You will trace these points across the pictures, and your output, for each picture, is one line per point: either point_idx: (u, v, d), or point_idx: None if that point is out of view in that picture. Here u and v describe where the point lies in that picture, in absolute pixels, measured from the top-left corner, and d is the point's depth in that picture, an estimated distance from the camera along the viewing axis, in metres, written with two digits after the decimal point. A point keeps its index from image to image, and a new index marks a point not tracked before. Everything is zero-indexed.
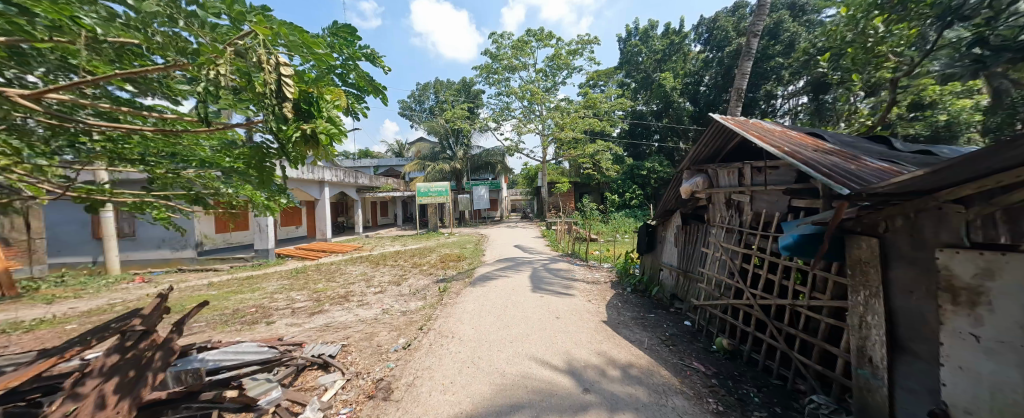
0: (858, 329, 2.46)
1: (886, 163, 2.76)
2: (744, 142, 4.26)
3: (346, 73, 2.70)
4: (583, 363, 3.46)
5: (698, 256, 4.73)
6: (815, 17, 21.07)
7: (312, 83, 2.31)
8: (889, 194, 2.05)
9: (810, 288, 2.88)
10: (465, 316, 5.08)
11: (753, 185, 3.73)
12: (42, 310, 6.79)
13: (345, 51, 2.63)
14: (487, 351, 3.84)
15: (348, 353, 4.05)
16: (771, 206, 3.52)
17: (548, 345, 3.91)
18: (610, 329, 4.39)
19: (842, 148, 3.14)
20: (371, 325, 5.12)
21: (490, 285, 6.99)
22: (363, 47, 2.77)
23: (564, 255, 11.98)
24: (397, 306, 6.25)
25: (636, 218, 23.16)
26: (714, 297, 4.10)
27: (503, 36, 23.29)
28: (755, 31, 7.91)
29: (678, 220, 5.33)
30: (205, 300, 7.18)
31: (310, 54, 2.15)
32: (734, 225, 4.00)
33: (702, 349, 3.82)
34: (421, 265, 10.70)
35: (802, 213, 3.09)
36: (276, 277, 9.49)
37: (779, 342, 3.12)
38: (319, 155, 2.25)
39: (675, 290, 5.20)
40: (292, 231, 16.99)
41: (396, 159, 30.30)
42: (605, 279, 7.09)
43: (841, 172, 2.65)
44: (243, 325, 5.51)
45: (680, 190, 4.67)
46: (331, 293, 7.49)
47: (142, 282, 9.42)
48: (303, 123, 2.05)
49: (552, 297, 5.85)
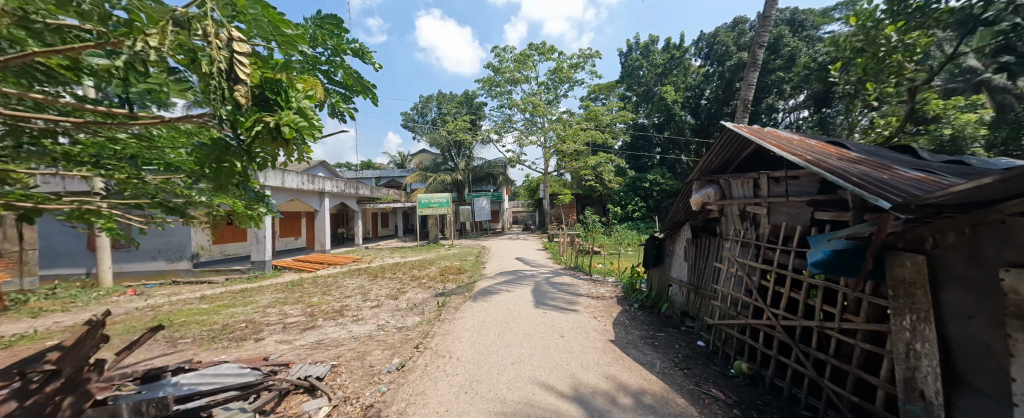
0: (904, 358, 2.20)
1: (922, 173, 2.54)
2: (759, 152, 4.07)
3: (332, 70, 2.62)
4: (591, 389, 3.18)
5: (711, 271, 4.48)
6: (814, 32, 21.24)
7: (281, 70, 2.11)
8: (944, 206, 1.82)
9: (841, 309, 2.64)
10: (464, 334, 4.81)
11: (771, 197, 3.51)
12: (26, 324, 6.54)
13: (330, 44, 2.54)
14: (486, 374, 3.55)
15: (338, 375, 3.78)
16: (791, 219, 3.29)
17: (552, 367, 3.63)
18: (618, 350, 4.11)
19: (869, 156, 2.93)
20: (364, 343, 4.85)
21: (491, 300, 6.72)
22: (352, 42, 2.70)
23: (566, 268, 11.70)
24: (393, 322, 5.97)
25: (638, 230, 22.88)
26: (730, 316, 3.85)
27: (505, 50, 23.53)
28: (760, 42, 7.77)
29: (688, 233, 5.10)
30: (195, 314, 6.91)
31: (278, 35, 1.99)
32: (750, 239, 3.77)
33: (719, 373, 3.55)
34: (420, 278, 10.45)
35: (828, 226, 2.87)
36: (270, 290, 9.24)
37: (806, 368, 2.85)
38: (290, 154, 1.96)
39: (686, 308, 4.94)
40: (290, 242, 16.77)
41: (397, 170, 30.28)
42: (611, 295, 6.82)
43: (874, 181, 2.42)
44: (231, 341, 5.25)
45: (691, 201, 4.45)
46: (325, 308, 7.23)
47: (133, 295, 9.17)
48: (266, 115, 1.77)
49: (556, 314, 5.56)
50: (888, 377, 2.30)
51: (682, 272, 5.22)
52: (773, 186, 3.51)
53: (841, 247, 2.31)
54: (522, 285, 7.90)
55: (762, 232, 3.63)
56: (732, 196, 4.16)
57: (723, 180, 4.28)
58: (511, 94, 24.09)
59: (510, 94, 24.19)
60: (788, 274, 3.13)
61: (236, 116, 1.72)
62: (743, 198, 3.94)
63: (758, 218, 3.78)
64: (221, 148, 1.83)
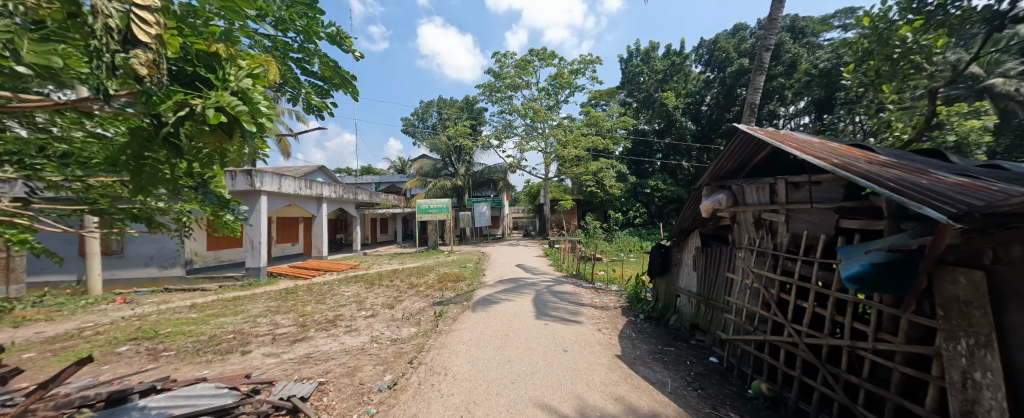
0: (959, 389, 1.94)
1: (963, 178, 2.31)
2: (774, 156, 3.85)
3: (308, 59, 2.76)
4: (599, 413, 2.92)
5: (722, 282, 4.24)
6: (815, 39, 21.22)
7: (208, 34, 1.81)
8: (1013, 216, 1.60)
9: (875, 327, 2.40)
10: (461, 347, 4.55)
11: (790, 203, 3.27)
12: (5, 334, 6.27)
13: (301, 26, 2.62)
14: (483, 395, 3.29)
15: (325, 394, 3.51)
16: (813, 228, 3.06)
17: (556, 388, 3.36)
18: (626, 367, 3.84)
19: (900, 160, 2.69)
20: (356, 357, 4.59)
21: (490, 310, 6.46)
22: (325, 27, 2.79)
23: (568, 275, 11.43)
24: (388, 334, 5.70)
25: (640, 237, 22.61)
26: (745, 331, 3.61)
27: (506, 56, 23.51)
28: (767, 45, 7.55)
29: (697, 241, 4.86)
30: (183, 324, 6.65)
31: (217, 0, 1.76)
32: (766, 248, 3.53)
33: (736, 393, 3.30)
34: (417, 285, 10.17)
35: (857, 236, 2.64)
36: (263, 298, 8.97)
37: (836, 393, 2.59)
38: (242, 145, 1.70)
39: (696, 320, 4.68)
40: (287, 248, 16.52)
41: (397, 176, 30.10)
42: (614, 304, 6.56)
43: (911, 186, 2.20)
44: (216, 355, 4.99)
45: (700, 207, 4.22)
46: (318, 317, 6.95)
47: (122, 303, 8.89)
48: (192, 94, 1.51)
49: (559, 326, 5.29)
50: (935, 407, 2.06)
51: (691, 282, 4.98)
52: (792, 191, 3.28)
53: (882, 260, 2.07)
54: (522, 295, 7.63)
55: (780, 241, 3.39)
56: (744, 203, 3.93)
57: (735, 185, 4.05)
58: (511, 99, 23.99)
59: (511, 100, 24.09)
60: (811, 287, 2.90)
61: (148, 95, 1.45)
62: (757, 204, 3.71)
63: (774, 226, 3.54)
64: (144, 133, 1.58)
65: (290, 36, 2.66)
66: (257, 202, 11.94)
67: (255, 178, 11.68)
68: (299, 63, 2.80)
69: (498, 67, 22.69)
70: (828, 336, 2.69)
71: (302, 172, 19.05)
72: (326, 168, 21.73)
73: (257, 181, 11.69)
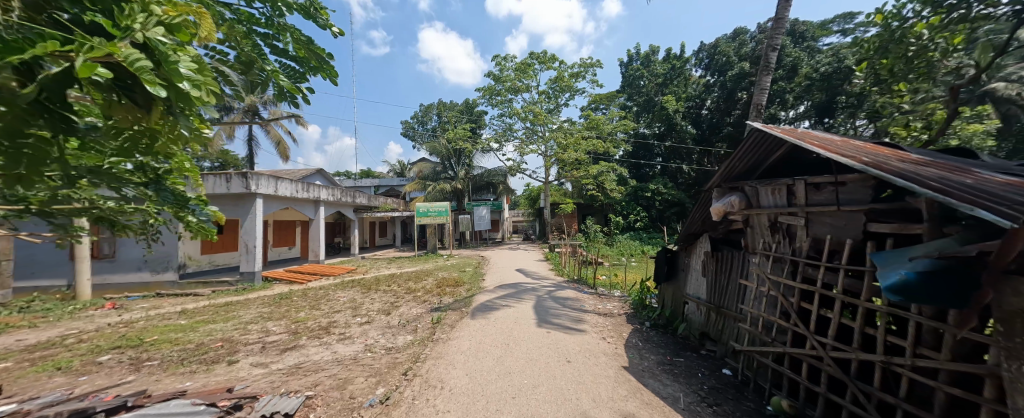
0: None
1: (1012, 178, 2.09)
2: (790, 156, 3.64)
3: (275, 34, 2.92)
4: None
5: (735, 289, 4.04)
6: (815, 43, 21.16)
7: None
8: None
9: (914, 342, 2.18)
10: (459, 357, 4.31)
11: (811, 205, 3.06)
12: None
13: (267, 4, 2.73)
14: (482, 412, 3.05)
15: (312, 409, 3.27)
16: (837, 232, 2.85)
17: (559, 403, 3.13)
18: (634, 380, 3.60)
19: (936, 158, 2.48)
20: (347, 368, 4.35)
21: (490, 317, 6.21)
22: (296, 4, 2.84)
23: (569, 280, 11.19)
24: (383, 342, 5.45)
25: (641, 241, 22.38)
26: (762, 342, 3.38)
27: (506, 59, 23.44)
28: (774, 45, 7.35)
29: (707, 246, 4.64)
30: (170, 332, 6.40)
31: None
32: (784, 253, 3.32)
33: (754, 410, 3.07)
34: (415, 290, 9.93)
35: (890, 241, 2.42)
36: (256, 303, 8.72)
37: (870, 413, 2.36)
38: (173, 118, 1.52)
39: (706, 329, 4.45)
40: (284, 251, 16.28)
41: (396, 179, 29.95)
42: (618, 311, 6.32)
43: (957, 185, 1.98)
44: (201, 365, 4.75)
45: (710, 209, 4.01)
46: (311, 324, 6.71)
47: (110, 309, 8.63)
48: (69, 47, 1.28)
49: (562, 334, 5.05)
50: None
51: (700, 289, 4.76)
52: (812, 193, 3.07)
53: (925, 268, 1.86)
54: (523, 301, 7.38)
55: (799, 246, 3.18)
56: (759, 205, 3.71)
57: (749, 187, 3.83)
58: (512, 103, 23.86)
59: (511, 103, 23.95)
60: (837, 296, 2.68)
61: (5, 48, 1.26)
62: (771, 206, 3.51)
63: (792, 230, 3.33)
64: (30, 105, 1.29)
65: (257, 11, 2.83)
66: (253, 206, 11.69)
67: (250, 181, 11.44)
68: (269, 39, 2.96)
69: (499, 70, 22.58)
70: (857, 351, 2.47)
71: (300, 176, 18.84)
72: (325, 172, 21.53)
73: (252, 183, 11.45)
